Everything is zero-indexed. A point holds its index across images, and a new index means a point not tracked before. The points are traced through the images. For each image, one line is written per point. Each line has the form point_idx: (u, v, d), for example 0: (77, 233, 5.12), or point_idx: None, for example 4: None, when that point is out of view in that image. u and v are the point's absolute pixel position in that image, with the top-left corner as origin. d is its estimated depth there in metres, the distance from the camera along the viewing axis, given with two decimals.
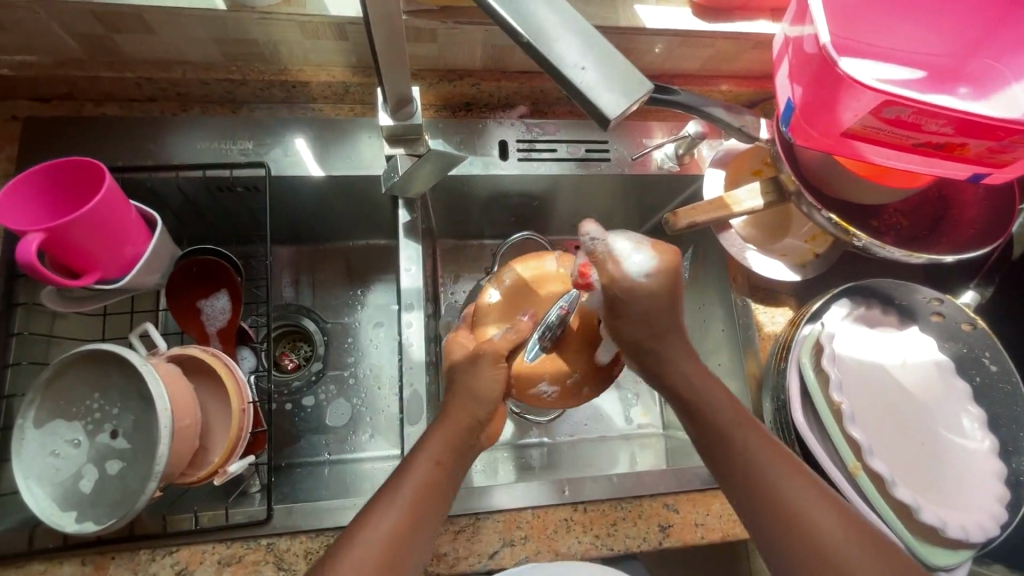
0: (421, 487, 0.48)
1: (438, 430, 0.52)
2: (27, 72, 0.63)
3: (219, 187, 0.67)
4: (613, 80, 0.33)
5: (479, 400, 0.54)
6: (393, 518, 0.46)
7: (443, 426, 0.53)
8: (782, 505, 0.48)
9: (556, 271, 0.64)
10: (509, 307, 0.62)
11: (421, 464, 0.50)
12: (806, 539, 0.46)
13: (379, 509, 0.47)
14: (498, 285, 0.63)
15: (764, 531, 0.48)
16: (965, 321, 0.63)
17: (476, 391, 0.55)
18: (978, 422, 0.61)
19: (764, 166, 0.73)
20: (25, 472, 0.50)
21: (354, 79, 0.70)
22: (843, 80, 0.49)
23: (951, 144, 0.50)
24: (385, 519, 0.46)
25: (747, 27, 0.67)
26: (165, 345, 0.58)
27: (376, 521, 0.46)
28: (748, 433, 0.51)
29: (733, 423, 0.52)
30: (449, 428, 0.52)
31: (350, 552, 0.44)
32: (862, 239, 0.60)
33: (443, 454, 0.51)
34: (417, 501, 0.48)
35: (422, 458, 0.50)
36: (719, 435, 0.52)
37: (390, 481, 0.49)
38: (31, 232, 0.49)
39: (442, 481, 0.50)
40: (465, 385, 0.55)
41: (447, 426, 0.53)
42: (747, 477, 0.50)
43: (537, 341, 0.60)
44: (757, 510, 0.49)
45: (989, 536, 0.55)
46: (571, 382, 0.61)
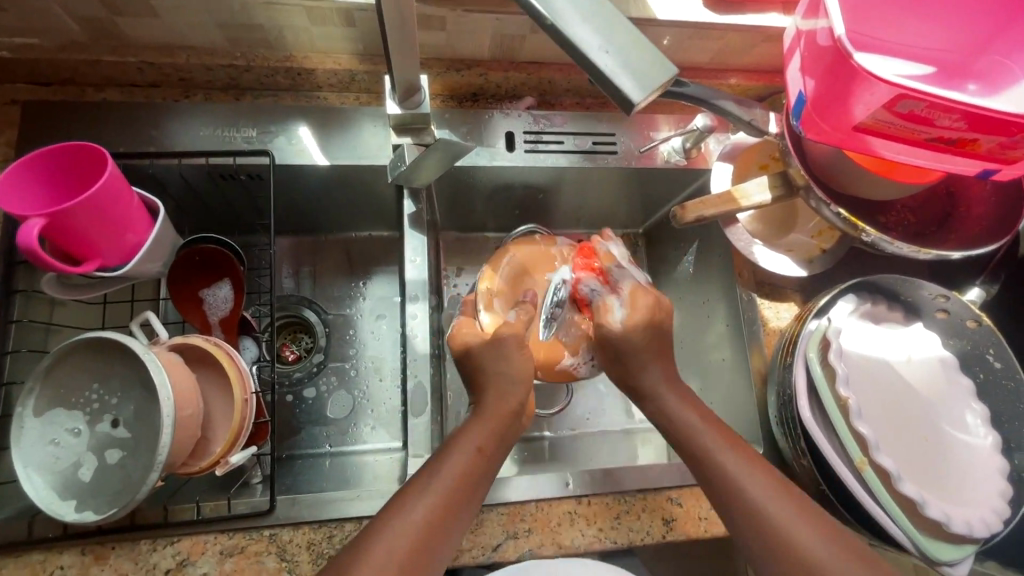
0: (459, 477, 0.48)
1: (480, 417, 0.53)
2: (28, 54, 0.62)
3: (222, 174, 0.66)
4: (638, 63, 0.32)
5: (512, 382, 0.56)
6: (423, 511, 0.45)
7: (484, 413, 0.54)
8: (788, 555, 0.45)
9: (541, 249, 0.71)
10: (512, 283, 0.68)
11: (459, 453, 0.49)
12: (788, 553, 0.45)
13: (410, 500, 0.46)
14: (493, 272, 0.68)
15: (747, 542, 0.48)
16: (971, 318, 0.63)
17: (511, 374, 0.56)
18: (982, 419, 0.62)
19: (772, 160, 0.74)
20: (24, 460, 0.49)
21: (360, 67, 0.69)
22: (858, 72, 0.48)
23: (964, 139, 0.50)
24: (418, 511, 0.45)
25: (758, 19, 0.67)
26: (166, 334, 0.57)
27: (406, 511, 0.45)
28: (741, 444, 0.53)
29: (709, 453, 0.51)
30: (490, 416, 0.53)
31: (376, 549, 0.43)
32: (871, 234, 0.60)
33: (485, 440, 0.51)
34: (450, 495, 0.47)
35: (463, 445, 0.50)
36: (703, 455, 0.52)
37: (424, 471, 0.48)
38: (33, 216, 0.48)
39: (479, 470, 0.50)
40: (496, 371, 0.56)
41: (487, 413, 0.54)
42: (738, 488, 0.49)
43: (546, 321, 0.64)
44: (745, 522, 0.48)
45: (993, 532, 0.55)
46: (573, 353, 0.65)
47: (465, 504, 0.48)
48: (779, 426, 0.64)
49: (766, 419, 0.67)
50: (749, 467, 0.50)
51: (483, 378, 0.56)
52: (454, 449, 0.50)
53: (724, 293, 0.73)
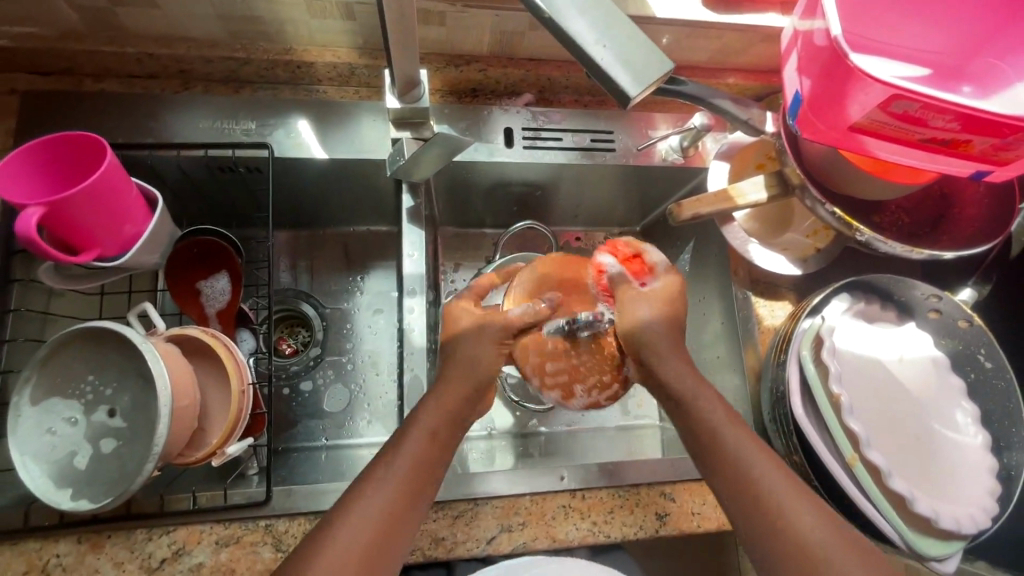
0: (416, 460, 0.49)
1: (433, 402, 0.52)
2: (26, 43, 0.62)
3: (222, 167, 0.66)
4: (635, 57, 0.33)
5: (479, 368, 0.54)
6: (381, 505, 0.46)
7: (438, 398, 0.52)
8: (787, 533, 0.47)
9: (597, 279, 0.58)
10: (532, 293, 0.58)
11: (413, 444, 0.49)
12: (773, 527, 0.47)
13: (373, 482, 0.47)
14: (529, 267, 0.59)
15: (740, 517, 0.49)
16: (963, 317, 0.63)
17: (476, 364, 0.53)
18: (972, 418, 0.62)
19: (768, 160, 0.75)
20: (20, 448, 0.49)
21: (360, 60, 0.69)
22: (854, 71, 0.49)
23: (957, 140, 0.50)
24: (377, 505, 0.46)
25: (756, 19, 0.67)
26: (163, 324, 0.57)
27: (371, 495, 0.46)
28: (726, 422, 0.52)
29: (711, 431, 0.51)
30: (446, 401, 0.52)
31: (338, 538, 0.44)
32: (864, 234, 0.60)
33: (437, 427, 0.51)
34: (412, 480, 0.48)
35: (415, 434, 0.50)
36: (709, 440, 0.51)
37: (380, 462, 0.48)
38: (32, 204, 0.48)
39: (435, 459, 0.50)
40: (466, 358, 0.54)
41: (442, 398, 0.52)
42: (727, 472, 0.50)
43: (560, 324, 0.55)
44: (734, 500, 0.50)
45: (981, 528, 0.56)
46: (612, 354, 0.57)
47: (419, 501, 0.48)
48: (772, 424, 0.64)
49: (759, 415, 0.68)
50: (750, 444, 0.51)
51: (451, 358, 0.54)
52: (407, 444, 0.49)
53: (720, 291, 0.74)
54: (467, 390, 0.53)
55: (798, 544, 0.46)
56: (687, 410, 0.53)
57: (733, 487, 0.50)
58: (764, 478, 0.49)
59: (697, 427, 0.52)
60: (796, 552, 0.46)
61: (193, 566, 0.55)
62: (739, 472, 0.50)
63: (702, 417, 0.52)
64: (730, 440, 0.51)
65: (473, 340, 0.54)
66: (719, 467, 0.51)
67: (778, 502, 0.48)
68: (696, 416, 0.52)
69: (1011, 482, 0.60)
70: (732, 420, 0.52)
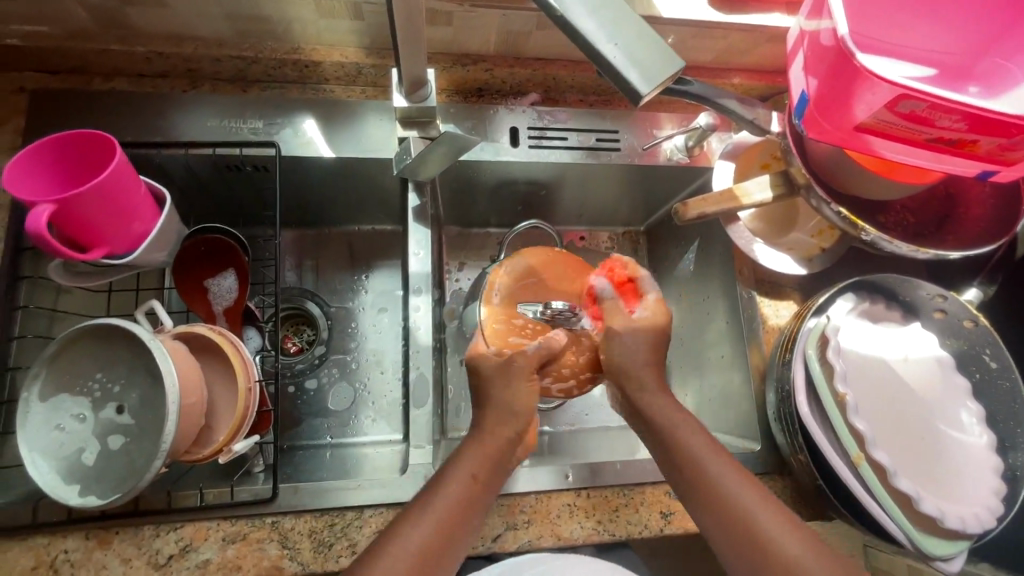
0: (456, 501, 0.48)
1: (475, 444, 0.52)
2: (36, 42, 0.62)
3: (229, 165, 0.66)
4: (645, 56, 0.33)
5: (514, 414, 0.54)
6: (420, 539, 0.45)
7: (479, 440, 0.52)
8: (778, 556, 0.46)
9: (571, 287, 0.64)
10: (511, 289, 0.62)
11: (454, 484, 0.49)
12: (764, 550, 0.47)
13: (414, 520, 0.47)
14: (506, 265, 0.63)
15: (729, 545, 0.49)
16: (968, 317, 0.64)
17: (511, 406, 0.54)
18: (977, 418, 0.62)
19: (773, 159, 0.75)
20: (29, 444, 0.49)
21: (367, 60, 0.69)
22: (861, 71, 0.49)
23: (963, 140, 0.51)
24: (414, 539, 0.45)
25: (761, 19, 0.67)
26: (171, 322, 0.57)
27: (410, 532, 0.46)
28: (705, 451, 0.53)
29: (697, 463, 0.52)
30: (486, 445, 0.52)
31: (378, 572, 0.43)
32: (870, 233, 0.60)
33: (479, 469, 0.50)
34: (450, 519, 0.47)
35: (456, 478, 0.49)
36: (692, 470, 0.52)
37: (419, 501, 0.48)
38: (42, 202, 0.48)
39: (472, 500, 0.49)
40: (501, 402, 0.54)
41: (483, 441, 0.52)
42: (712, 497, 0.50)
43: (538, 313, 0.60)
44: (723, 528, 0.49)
45: (986, 528, 0.56)
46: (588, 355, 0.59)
47: (462, 530, 0.48)
48: (777, 422, 0.64)
49: (764, 415, 0.68)
50: (728, 470, 0.51)
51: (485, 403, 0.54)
52: (446, 486, 0.49)
53: (724, 291, 0.74)
54: (510, 434, 0.53)
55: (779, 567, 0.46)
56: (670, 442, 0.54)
57: (716, 514, 0.50)
58: (746, 503, 0.49)
59: (680, 457, 0.53)
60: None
61: (200, 562, 0.55)
62: (718, 497, 0.50)
63: (681, 446, 0.53)
64: (708, 469, 0.51)
65: (500, 382, 0.54)
66: (700, 496, 0.51)
67: (759, 526, 0.48)
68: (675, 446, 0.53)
69: (1016, 482, 0.60)
70: (711, 447, 0.53)
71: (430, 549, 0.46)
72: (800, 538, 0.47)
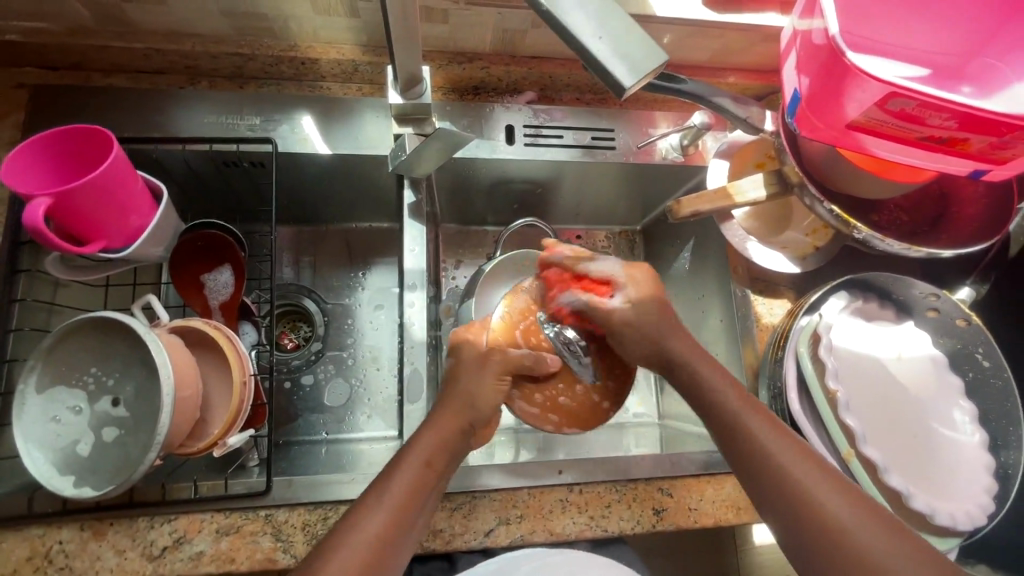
0: (409, 488, 0.48)
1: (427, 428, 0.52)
2: (35, 38, 0.63)
3: (225, 161, 0.67)
4: (628, 51, 0.34)
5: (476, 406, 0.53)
6: (381, 522, 0.45)
7: (434, 423, 0.52)
8: (828, 519, 0.44)
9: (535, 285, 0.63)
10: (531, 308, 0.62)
11: (406, 470, 0.49)
12: (814, 514, 0.45)
13: (370, 506, 0.46)
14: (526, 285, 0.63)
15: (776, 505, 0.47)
16: (960, 316, 0.63)
17: (476, 399, 0.54)
18: (969, 416, 0.62)
19: (767, 159, 0.75)
20: (25, 435, 0.50)
21: (363, 57, 0.70)
22: (851, 70, 0.49)
23: (953, 138, 0.51)
24: (374, 521, 0.45)
25: (756, 19, 0.68)
26: (167, 317, 0.58)
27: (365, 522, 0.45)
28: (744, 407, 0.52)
29: (747, 430, 0.50)
30: (440, 426, 0.52)
31: (338, 554, 0.43)
32: (862, 232, 0.60)
33: (433, 453, 0.50)
34: (405, 502, 0.47)
35: (410, 461, 0.49)
36: (732, 426, 0.51)
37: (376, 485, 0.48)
38: (39, 195, 0.49)
39: (427, 484, 0.49)
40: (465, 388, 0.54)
41: (437, 423, 0.52)
42: (757, 457, 0.49)
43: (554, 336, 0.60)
44: (768, 485, 0.48)
45: (976, 525, 0.56)
46: (572, 401, 0.59)
47: (418, 510, 0.48)
48: None
49: None
50: (775, 433, 0.49)
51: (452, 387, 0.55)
52: (401, 468, 0.49)
53: (718, 289, 0.74)
54: (465, 422, 0.53)
55: (833, 531, 0.44)
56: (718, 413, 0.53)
57: (763, 478, 0.48)
58: (795, 466, 0.47)
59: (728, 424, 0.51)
60: (835, 537, 0.44)
61: (194, 554, 0.55)
62: (763, 462, 0.48)
63: (727, 412, 0.52)
64: (755, 432, 0.50)
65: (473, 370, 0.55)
66: (752, 467, 0.49)
67: (812, 488, 0.46)
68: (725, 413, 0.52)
69: (1007, 481, 0.60)
70: (758, 411, 0.51)
71: (392, 529, 0.45)
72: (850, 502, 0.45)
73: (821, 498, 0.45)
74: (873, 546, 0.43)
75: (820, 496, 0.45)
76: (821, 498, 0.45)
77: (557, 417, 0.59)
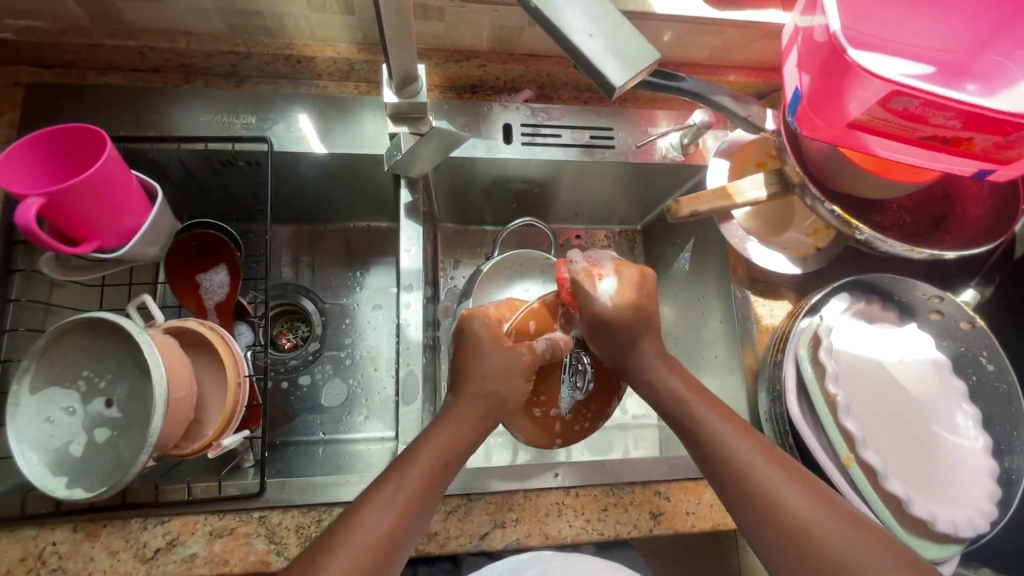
0: (415, 488, 0.47)
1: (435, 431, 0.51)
2: (30, 37, 0.63)
3: (221, 160, 0.66)
4: (620, 49, 0.33)
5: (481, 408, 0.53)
6: (386, 521, 0.45)
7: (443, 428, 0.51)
8: (785, 511, 0.46)
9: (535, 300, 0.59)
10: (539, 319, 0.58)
11: (414, 471, 0.48)
12: (771, 508, 0.46)
13: (373, 507, 0.45)
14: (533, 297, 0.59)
15: (733, 498, 0.48)
16: (965, 319, 0.62)
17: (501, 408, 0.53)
18: (972, 420, 0.62)
19: (768, 158, 0.74)
20: (18, 436, 0.50)
21: (359, 56, 0.69)
22: (853, 67, 0.48)
23: (958, 138, 0.50)
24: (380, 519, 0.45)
25: (757, 16, 0.67)
26: (162, 317, 0.57)
27: (369, 521, 0.44)
28: (696, 400, 0.53)
29: (712, 438, 0.51)
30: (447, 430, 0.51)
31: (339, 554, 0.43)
32: (864, 233, 0.59)
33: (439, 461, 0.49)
34: (409, 503, 0.46)
35: (418, 461, 0.49)
36: (688, 419, 0.53)
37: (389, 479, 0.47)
38: (31, 195, 0.48)
39: (430, 484, 0.48)
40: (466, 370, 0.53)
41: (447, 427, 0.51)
42: (711, 451, 0.50)
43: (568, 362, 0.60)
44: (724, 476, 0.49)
45: (978, 532, 0.55)
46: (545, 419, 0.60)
47: (422, 511, 0.47)
48: (768, 422, 0.63)
49: (756, 415, 0.67)
50: (737, 433, 0.50)
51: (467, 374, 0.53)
52: (409, 467, 0.48)
53: (719, 290, 0.73)
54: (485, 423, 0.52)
55: (799, 535, 0.45)
56: (688, 424, 0.53)
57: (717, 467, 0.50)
58: (758, 469, 0.48)
59: (695, 435, 0.52)
60: (793, 533, 0.45)
61: (187, 557, 0.55)
62: (727, 468, 0.49)
63: (686, 409, 0.53)
64: (714, 435, 0.50)
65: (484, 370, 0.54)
66: (713, 465, 0.50)
67: (772, 490, 0.47)
68: (691, 423, 0.52)
69: (1011, 486, 0.59)
70: (725, 417, 0.52)
71: (395, 530, 0.45)
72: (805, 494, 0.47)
73: (777, 494, 0.46)
74: (835, 544, 0.44)
75: (782, 500, 0.46)
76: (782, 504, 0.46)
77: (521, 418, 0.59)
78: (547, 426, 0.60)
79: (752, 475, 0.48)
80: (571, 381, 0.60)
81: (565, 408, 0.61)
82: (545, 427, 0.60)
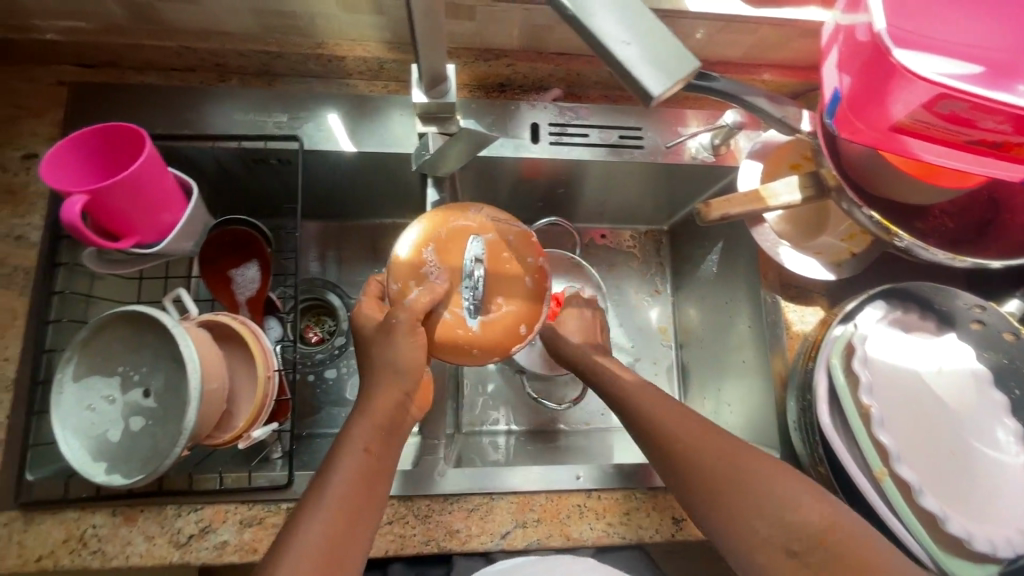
0: (353, 478, 0.46)
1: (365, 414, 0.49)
2: (74, 37, 0.65)
3: (254, 159, 0.68)
4: (658, 54, 0.32)
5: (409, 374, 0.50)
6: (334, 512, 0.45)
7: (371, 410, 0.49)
8: (745, 488, 0.49)
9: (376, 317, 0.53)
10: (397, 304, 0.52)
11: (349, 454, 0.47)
12: (729, 493, 0.49)
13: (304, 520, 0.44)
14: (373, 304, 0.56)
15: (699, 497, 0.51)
16: (1009, 330, 0.61)
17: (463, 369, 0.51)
18: (1015, 436, 0.59)
19: (803, 160, 0.72)
20: (62, 422, 0.52)
21: (389, 54, 0.70)
22: (897, 70, 0.46)
23: (1008, 142, 0.48)
24: (313, 527, 0.44)
25: (795, 13, 0.65)
26: (197, 310, 0.59)
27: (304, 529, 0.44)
28: (664, 416, 0.55)
29: (670, 438, 0.54)
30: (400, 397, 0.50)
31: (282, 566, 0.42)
32: (905, 240, 0.57)
33: (372, 439, 0.48)
34: (355, 498, 0.46)
35: (351, 449, 0.48)
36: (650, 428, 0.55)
37: (315, 484, 0.46)
38: (76, 192, 0.50)
39: (371, 471, 0.48)
40: (387, 361, 0.49)
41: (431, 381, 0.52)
42: (674, 454, 0.53)
43: (471, 307, 0.52)
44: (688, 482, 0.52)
45: (1018, 552, 0.54)
46: (514, 240, 0.56)
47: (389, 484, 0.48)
48: (797, 431, 0.62)
49: (784, 424, 0.66)
50: (692, 429, 0.54)
51: (374, 364, 0.50)
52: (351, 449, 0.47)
53: (748, 297, 0.71)
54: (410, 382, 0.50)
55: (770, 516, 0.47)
56: (677, 455, 0.53)
57: (675, 459, 0.53)
58: (712, 459, 0.51)
59: (675, 459, 0.53)
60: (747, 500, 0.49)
61: (218, 544, 0.57)
62: (684, 459, 0.52)
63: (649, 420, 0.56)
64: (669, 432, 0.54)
65: (381, 340, 0.50)
66: (675, 459, 0.53)
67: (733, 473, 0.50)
68: (671, 447, 0.53)
69: None
70: (678, 416, 0.55)
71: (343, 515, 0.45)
72: (760, 470, 0.50)
73: (743, 482, 0.49)
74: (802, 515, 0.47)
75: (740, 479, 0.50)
76: (762, 489, 0.49)
77: (531, 264, 0.55)
78: (507, 232, 0.56)
79: (708, 462, 0.51)
80: (473, 292, 0.52)
81: (474, 236, 0.54)
82: (508, 232, 0.56)
